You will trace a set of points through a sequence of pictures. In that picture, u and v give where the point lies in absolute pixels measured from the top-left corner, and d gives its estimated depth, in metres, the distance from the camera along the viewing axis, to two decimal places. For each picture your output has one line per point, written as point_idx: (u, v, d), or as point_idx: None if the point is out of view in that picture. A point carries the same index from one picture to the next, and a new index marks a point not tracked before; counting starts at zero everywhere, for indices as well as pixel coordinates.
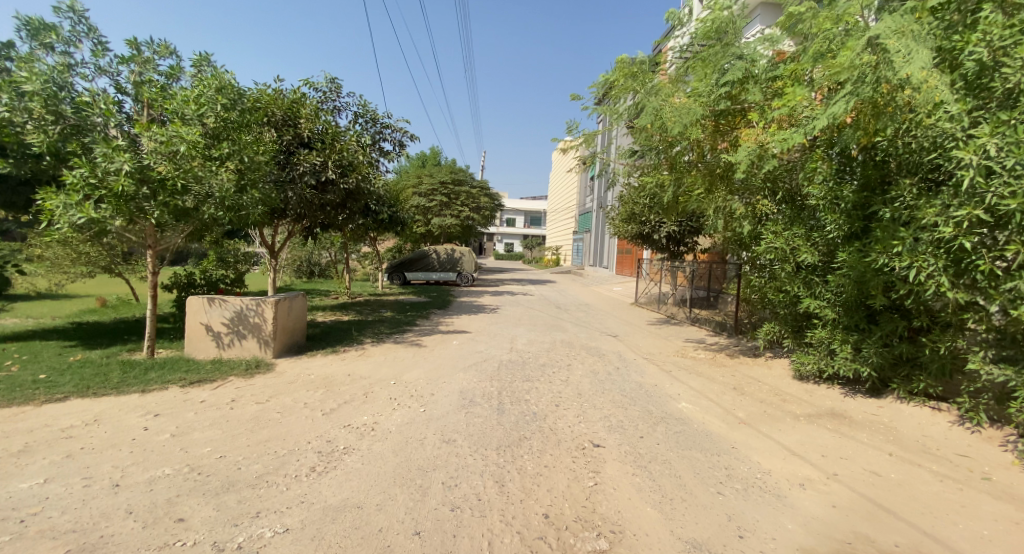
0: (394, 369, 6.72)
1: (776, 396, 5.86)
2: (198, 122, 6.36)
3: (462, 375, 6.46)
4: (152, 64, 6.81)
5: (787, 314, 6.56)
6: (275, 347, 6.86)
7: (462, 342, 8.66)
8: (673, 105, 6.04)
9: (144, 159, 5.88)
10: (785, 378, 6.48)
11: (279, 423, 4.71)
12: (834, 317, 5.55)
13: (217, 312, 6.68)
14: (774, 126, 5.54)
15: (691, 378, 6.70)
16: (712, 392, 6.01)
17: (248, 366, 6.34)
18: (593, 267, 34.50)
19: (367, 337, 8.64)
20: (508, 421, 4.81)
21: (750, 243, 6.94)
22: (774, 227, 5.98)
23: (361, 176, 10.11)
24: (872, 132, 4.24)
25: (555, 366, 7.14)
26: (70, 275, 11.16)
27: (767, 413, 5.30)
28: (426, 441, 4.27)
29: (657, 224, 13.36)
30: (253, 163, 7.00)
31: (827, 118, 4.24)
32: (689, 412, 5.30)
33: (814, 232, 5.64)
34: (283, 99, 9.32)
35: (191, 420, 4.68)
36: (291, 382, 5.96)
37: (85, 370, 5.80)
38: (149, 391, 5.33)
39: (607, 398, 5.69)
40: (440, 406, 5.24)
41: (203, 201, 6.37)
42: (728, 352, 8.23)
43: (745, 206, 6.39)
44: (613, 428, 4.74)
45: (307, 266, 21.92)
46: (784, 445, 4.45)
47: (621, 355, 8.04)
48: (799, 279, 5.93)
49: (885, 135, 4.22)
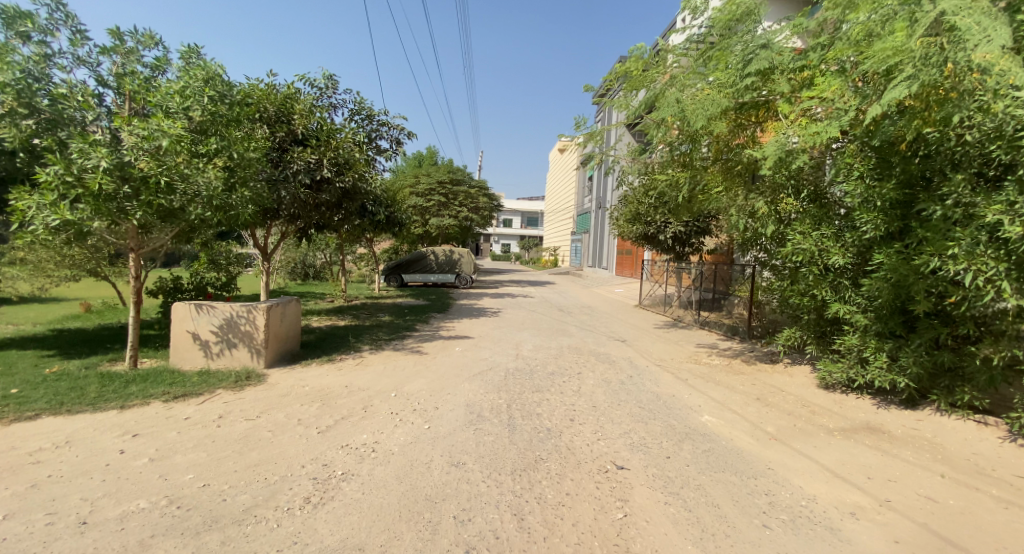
0: (394, 380, 6.30)
1: (804, 408, 5.48)
2: (184, 116, 5.90)
3: (468, 386, 6.06)
4: (135, 55, 6.36)
5: (811, 319, 6.20)
6: (267, 357, 6.44)
7: (465, 348, 8.25)
8: (694, 96, 5.68)
9: (124, 155, 5.42)
10: (809, 387, 6.12)
11: (272, 444, 4.29)
12: (866, 323, 5.21)
13: (205, 319, 6.25)
14: (802, 119, 5.21)
15: (710, 387, 6.33)
16: (735, 404, 5.64)
17: (238, 378, 5.90)
18: (593, 268, 34.15)
19: (364, 344, 8.21)
20: (521, 440, 4.41)
21: (769, 245, 6.58)
22: (801, 226, 5.58)
23: (357, 174, 9.66)
24: (933, 121, 3.90)
25: (564, 375, 6.76)
26: (54, 279, 10.69)
27: (798, 428, 4.93)
28: (433, 464, 3.86)
29: (663, 225, 12.95)
30: (245, 160, 6.58)
31: (883, 105, 3.84)
32: (714, 427, 4.93)
33: (845, 233, 5.28)
34: (276, 95, 8.94)
35: (173, 441, 4.25)
36: (284, 396, 5.53)
37: (61, 384, 5.36)
38: (129, 408, 4.89)
39: (625, 411, 5.30)
40: (446, 422, 4.84)
41: (189, 200, 5.92)
42: (744, 358, 7.87)
43: (767, 206, 5.98)
44: (635, 446, 4.35)
45: (301, 268, 21.55)
46: (825, 466, 4.09)
47: (632, 362, 7.66)
48: (826, 283, 5.58)
49: (946, 125, 3.90)
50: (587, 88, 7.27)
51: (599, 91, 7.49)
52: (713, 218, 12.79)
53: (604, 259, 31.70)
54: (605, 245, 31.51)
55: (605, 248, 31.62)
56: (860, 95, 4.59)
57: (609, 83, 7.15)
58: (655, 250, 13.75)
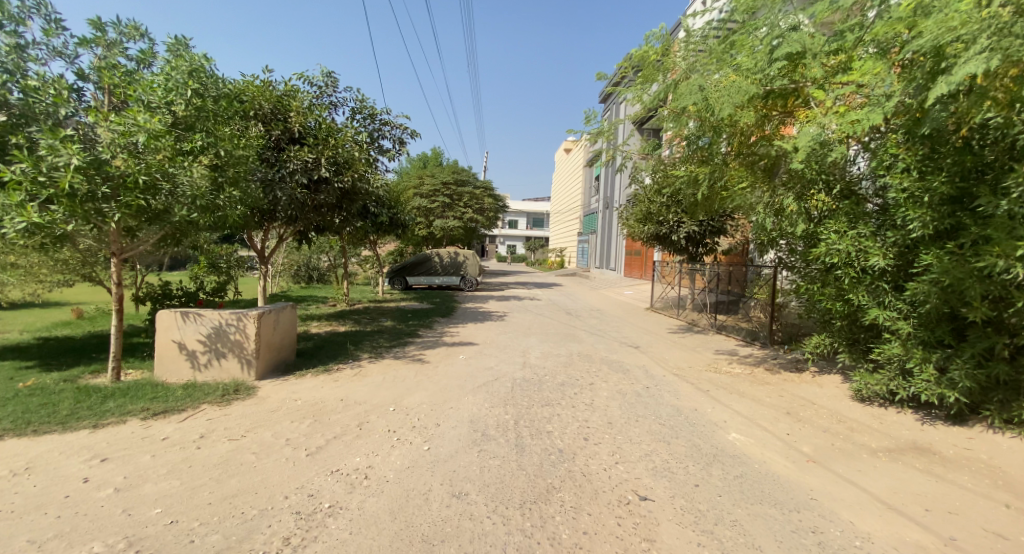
0: (393, 392, 5.87)
1: (840, 424, 4.99)
2: (166, 110, 5.55)
3: (472, 399, 5.62)
4: (118, 47, 6.02)
5: (846, 325, 5.71)
6: (258, 368, 6.02)
7: (469, 356, 7.80)
8: (718, 83, 5.24)
9: (101, 152, 5.07)
10: (843, 400, 5.63)
11: (254, 469, 3.87)
12: (909, 331, 4.71)
13: (191, 328, 5.86)
14: (838, 106, 4.73)
15: (734, 400, 5.84)
16: (764, 420, 5.15)
17: (225, 392, 5.50)
18: (601, 268, 33.65)
19: (364, 352, 7.79)
20: (530, 464, 3.96)
21: (798, 246, 6.08)
22: (835, 224, 5.08)
23: (357, 173, 9.23)
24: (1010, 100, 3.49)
25: (575, 386, 6.31)
26: (46, 284, 10.39)
27: (837, 448, 4.45)
28: (433, 496, 3.42)
29: (676, 225, 12.44)
30: (233, 157, 6.22)
31: (950, 83, 3.35)
32: (743, 447, 4.45)
33: (885, 232, 4.78)
34: (270, 91, 8.58)
35: (145, 467, 3.83)
36: (274, 411, 5.12)
37: (33, 400, 4.97)
38: (102, 427, 4.49)
39: (643, 429, 4.84)
40: (447, 442, 4.40)
41: (173, 200, 5.56)
42: (767, 366, 7.38)
43: (797, 203, 5.48)
44: (658, 472, 3.90)
45: (304, 271, 21.26)
46: (876, 496, 3.60)
47: (648, 371, 7.18)
48: (862, 287, 5.08)
49: None
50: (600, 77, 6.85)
51: (612, 80, 7.09)
52: (728, 217, 12.30)
53: (612, 259, 31.20)
54: (613, 245, 31.04)
55: (613, 248, 31.11)
56: (908, 78, 4.13)
57: (623, 70, 6.74)
58: (667, 250, 13.26)
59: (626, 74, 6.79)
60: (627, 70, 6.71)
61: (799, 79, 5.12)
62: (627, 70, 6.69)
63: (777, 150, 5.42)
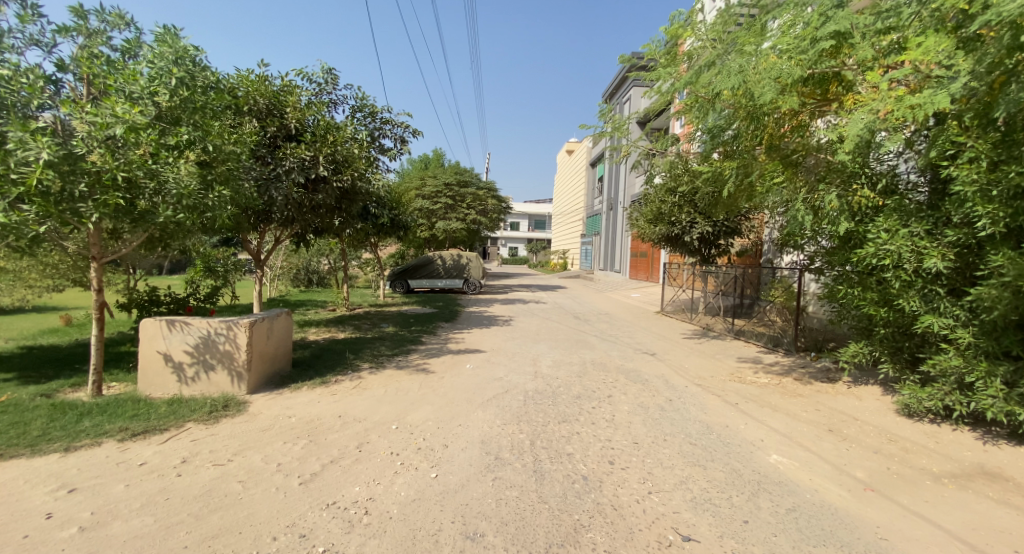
0: (397, 407, 5.41)
1: (892, 444, 4.58)
2: (150, 101, 5.02)
3: (482, 415, 5.15)
4: (100, 36, 5.55)
5: (891, 333, 5.28)
6: (250, 381, 5.55)
7: (477, 365, 7.33)
8: (757, 64, 4.79)
9: (76, 146, 4.61)
10: (888, 417, 5.18)
11: (240, 501, 3.39)
12: (970, 340, 4.28)
13: (178, 337, 5.39)
14: (893, 92, 4.30)
15: (767, 415, 5.40)
16: (806, 438, 4.71)
17: (214, 408, 5.03)
18: (605, 270, 33.25)
19: (364, 361, 7.32)
20: (553, 496, 3.49)
21: (834, 248, 5.65)
22: (885, 222, 4.66)
23: (357, 172, 8.70)
24: None
25: (592, 399, 5.84)
26: (35, 289, 9.96)
27: (895, 474, 4.01)
28: (443, 537, 2.95)
29: (689, 225, 11.94)
30: (223, 153, 5.70)
31: None
32: (789, 473, 4.01)
33: (943, 232, 4.35)
34: (267, 86, 8.16)
35: (116, 500, 3.36)
36: (265, 430, 4.64)
37: (1, 418, 4.50)
38: (74, 450, 4.02)
39: (675, 450, 4.38)
40: (457, 467, 3.93)
41: (157, 199, 5.07)
42: (796, 376, 6.90)
43: (839, 200, 5.03)
44: (699, 505, 3.42)
45: (304, 274, 20.81)
46: (953, 534, 3.12)
47: (669, 381, 6.70)
48: (913, 291, 4.65)
49: None
50: (623, 59, 6.94)
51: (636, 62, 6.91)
52: (745, 217, 11.79)
53: (616, 260, 30.78)
54: (617, 248, 30.64)
55: (617, 249, 30.69)
56: (977, 56, 3.69)
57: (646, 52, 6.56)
58: (679, 252, 12.76)
59: (652, 56, 6.46)
60: (653, 52, 6.36)
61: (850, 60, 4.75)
62: (654, 51, 6.33)
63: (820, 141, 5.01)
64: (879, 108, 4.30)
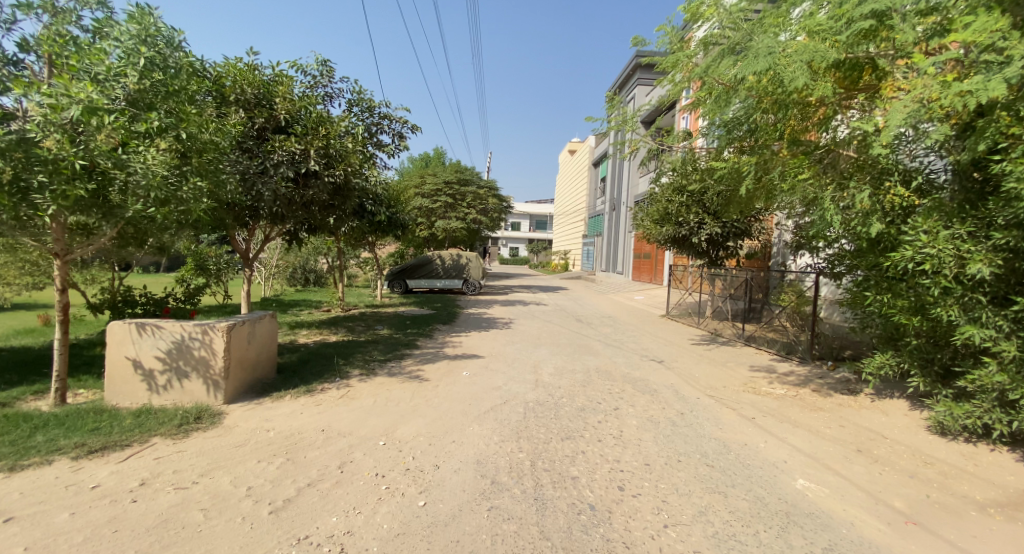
0: (385, 420, 4.98)
1: (929, 467, 4.15)
2: (116, 84, 4.61)
3: (477, 430, 4.72)
4: (67, 14, 5.12)
5: (922, 343, 4.85)
6: (227, 390, 5.13)
7: (474, 373, 6.89)
8: (787, 47, 4.37)
9: (30, 131, 4.18)
10: (921, 436, 4.75)
11: (198, 535, 2.95)
12: (1015, 355, 3.85)
13: (149, 342, 4.97)
14: (938, 76, 3.84)
15: (789, 432, 4.96)
16: (834, 460, 4.28)
17: (185, 420, 4.60)
18: (608, 270, 32.85)
19: (354, 367, 6.90)
20: (555, 531, 3.05)
21: (861, 251, 5.22)
22: (924, 223, 4.23)
23: (351, 167, 8.24)
24: None
25: (598, 412, 5.41)
26: (15, 288, 9.55)
27: (940, 504, 3.57)
28: None
29: (697, 226, 11.48)
30: (199, 142, 5.28)
31: None
32: (819, 501, 3.58)
33: (988, 234, 3.91)
34: (255, 75, 7.75)
35: (57, 532, 2.91)
36: (238, 446, 4.21)
37: None
38: (20, 470, 3.58)
39: (690, 473, 3.95)
40: (448, 494, 3.50)
41: (126, 190, 4.68)
42: (814, 388, 6.47)
43: (872, 198, 4.59)
44: (723, 543, 2.99)
45: (300, 273, 20.41)
46: None
47: (679, 392, 6.26)
48: (952, 299, 4.23)
49: None
50: (636, 42, 6.51)
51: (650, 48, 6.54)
52: (755, 218, 11.32)
53: (619, 261, 30.29)
54: (620, 248, 30.22)
55: (620, 250, 30.23)
56: None
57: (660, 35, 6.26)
58: (686, 253, 12.31)
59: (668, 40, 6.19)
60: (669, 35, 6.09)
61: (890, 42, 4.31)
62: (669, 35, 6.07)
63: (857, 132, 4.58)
64: (926, 93, 3.84)
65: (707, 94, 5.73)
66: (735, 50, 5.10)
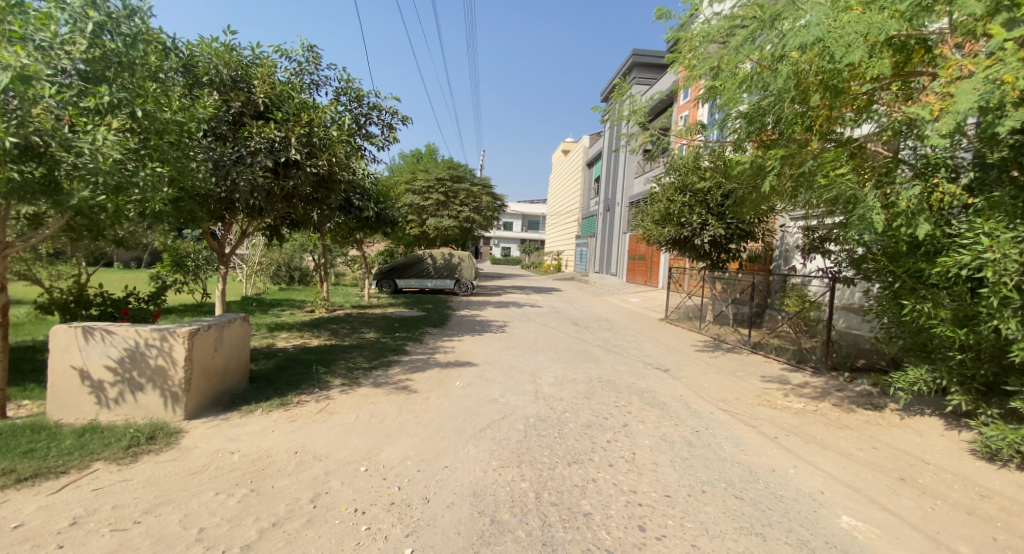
0: (368, 440, 4.40)
1: (984, 500, 3.67)
2: (61, 54, 4.06)
3: (473, 453, 4.17)
4: None
5: (964, 358, 4.33)
6: (187, 405, 4.51)
7: (467, 383, 6.32)
8: (831, 24, 3.88)
9: None
10: (965, 461, 4.28)
11: None
12: None
13: (98, 349, 4.36)
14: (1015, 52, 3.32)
15: (818, 455, 4.46)
16: (876, 491, 3.79)
17: (135, 441, 3.99)
18: (602, 272, 32.34)
19: (335, 375, 6.31)
20: None
21: (896, 256, 4.72)
22: (983, 224, 3.70)
23: (336, 157, 7.65)
24: None
25: (606, 430, 4.87)
26: None
27: (1012, 548, 3.08)
28: None
29: (700, 228, 10.98)
30: (160, 123, 4.66)
31: None
32: (873, 546, 3.07)
33: None
34: (232, 56, 7.08)
35: None
36: (196, 474, 3.62)
37: None
38: None
39: (720, 509, 3.43)
40: (440, 539, 2.93)
41: (75, 174, 4.07)
42: (834, 402, 6.00)
43: (917, 196, 4.12)
44: None
45: (286, 271, 19.69)
46: None
47: (691, 406, 5.76)
48: (1010, 312, 3.67)
49: None
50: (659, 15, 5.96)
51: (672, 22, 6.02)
52: (760, 220, 10.86)
53: (614, 263, 29.82)
54: (614, 250, 29.77)
55: (614, 252, 29.78)
56: None
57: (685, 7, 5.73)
58: (687, 256, 11.82)
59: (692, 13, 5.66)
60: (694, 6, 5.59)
61: (950, 13, 3.82)
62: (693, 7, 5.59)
63: (896, 121, 4.25)
64: (1000, 73, 3.33)
65: (729, 82, 5.23)
66: (764, 31, 4.63)
